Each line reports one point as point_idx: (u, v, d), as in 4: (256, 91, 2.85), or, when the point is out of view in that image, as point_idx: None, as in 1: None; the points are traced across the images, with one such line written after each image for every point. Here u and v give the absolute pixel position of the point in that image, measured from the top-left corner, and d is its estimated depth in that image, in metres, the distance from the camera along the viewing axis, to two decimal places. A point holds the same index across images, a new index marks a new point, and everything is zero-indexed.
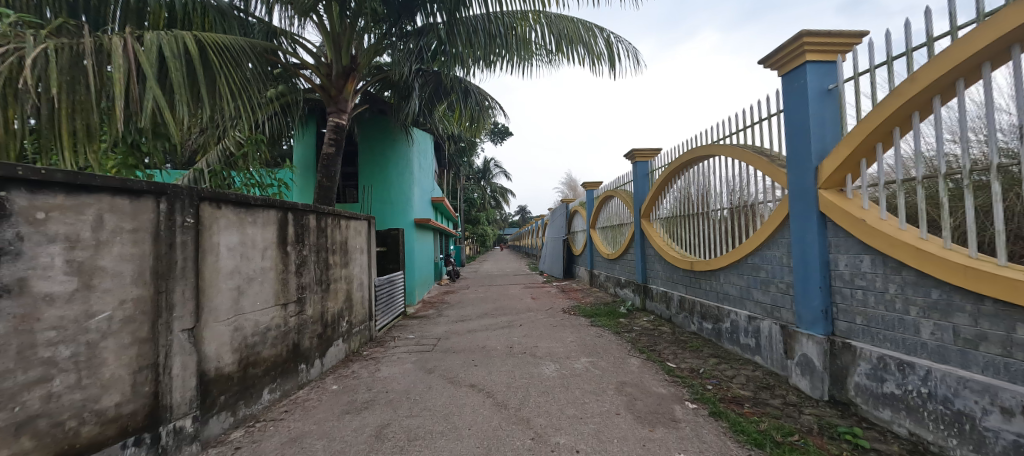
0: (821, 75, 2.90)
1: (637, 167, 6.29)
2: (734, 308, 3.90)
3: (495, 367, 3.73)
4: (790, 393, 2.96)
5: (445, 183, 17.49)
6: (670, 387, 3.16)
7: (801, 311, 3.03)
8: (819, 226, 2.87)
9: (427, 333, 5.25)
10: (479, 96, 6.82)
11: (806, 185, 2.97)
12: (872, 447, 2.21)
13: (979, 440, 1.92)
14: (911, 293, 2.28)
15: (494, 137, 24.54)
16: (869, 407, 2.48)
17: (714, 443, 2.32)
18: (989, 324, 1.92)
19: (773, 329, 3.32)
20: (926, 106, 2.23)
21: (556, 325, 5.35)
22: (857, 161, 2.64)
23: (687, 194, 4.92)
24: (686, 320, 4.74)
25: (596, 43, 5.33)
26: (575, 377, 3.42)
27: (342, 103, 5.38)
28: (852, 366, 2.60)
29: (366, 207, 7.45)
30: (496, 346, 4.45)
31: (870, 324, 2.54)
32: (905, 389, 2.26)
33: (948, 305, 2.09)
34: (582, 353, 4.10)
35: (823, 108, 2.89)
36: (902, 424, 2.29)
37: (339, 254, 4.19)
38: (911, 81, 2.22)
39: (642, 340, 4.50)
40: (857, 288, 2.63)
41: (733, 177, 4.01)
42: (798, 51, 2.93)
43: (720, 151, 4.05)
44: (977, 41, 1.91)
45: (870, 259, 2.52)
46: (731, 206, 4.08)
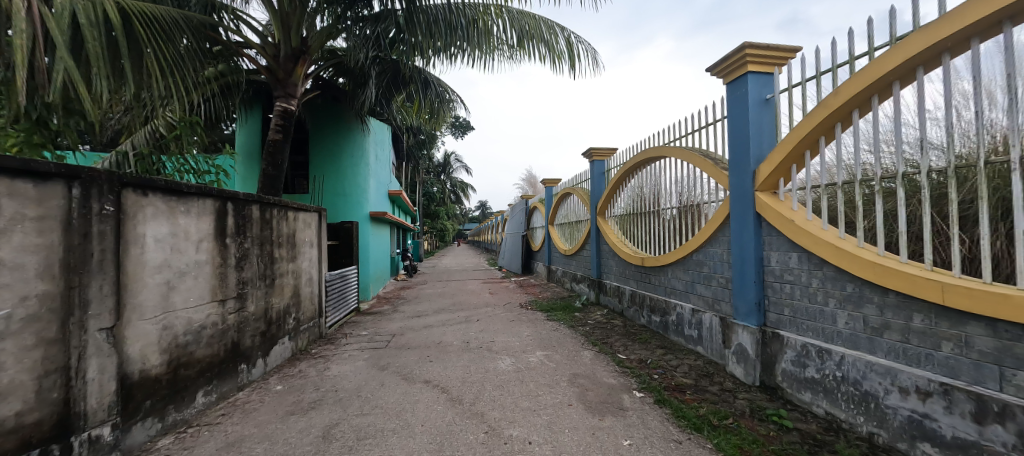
0: (761, 85, 3.12)
1: (594, 166, 6.45)
2: (680, 302, 4.12)
3: (451, 363, 3.70)
4: (727, 380, 3.19)
5: (404, 176, 17.01)
6: (620, 378, 3.30)
7: (737, 303, 3.26)
8: (755, 225, 3.09)
9: (382, 329, 5.10)
10: (440, 88, 6.71)
11: (745, 187, 3.19)
12: (794, 427, 2.44)
13: (882, 416, 2.18)
14: (830, 286, 2.53)
15: (455, 130, 24.26)
16: (793, 391, 2.73)
17: (659, 429, 2.46)
18: (892, 314, 2.17)
19: (713, 320, 3.54)
20: (847, 118, 2.48)
21: (513, 319, 5.41)
22: (788, 166, 2.87)
23: (640, 193, 5.13)
24: (636, 313, 4.96)
25: (557, 42, 5.38)
26: (530, 370, 3.47)
27: (292, 88, 5.11)
28: (780, 353, 2.85)
29: (318, 198, 7.08)
30: (452, 342, 4.41)
31: (795, 314, 2.78)
32: (823, 373, 2.51)
33: (860, 297, 2.34)
34: (538, 346, 4.16)
35: (761, 116, 3.11)
36: (820, 404, 2.55)
37: (286, 247, 3.96)
38: (835, 94, 2.46)
39: (595, 333, 4.65)
40: (786, 282, 2.87)
41: (683, 177, 4.21)
42: (740, 61, 3.13)
43: (671, 152, 4.24)
44: (888, 62, 2.15)
45: (797, 256, 2.76)
46: (680, 205, 4.29)
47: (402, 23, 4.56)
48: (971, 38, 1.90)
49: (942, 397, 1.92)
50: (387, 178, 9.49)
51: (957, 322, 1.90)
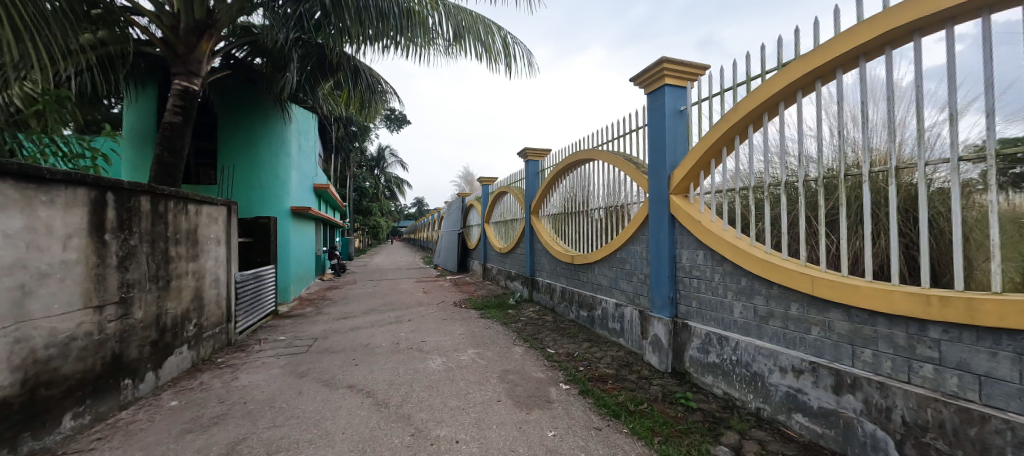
0: (676, 98, 3.41)
1: (528, 166, 6.58)
2: (605, 297, 4.36)
3: (378, 366, 3.55)
4: (644, 368, 3.45)
5: (332, 168, 15.95)
6: (548, 372, 3.41)
7: (654, 296, 3.53)
8: (669, 226, 3.37)
9: (302, 333, 4.74)
10: (371, 78, 6.40)
11: (661, 191, 3.46)
12: (698, 407, 2.73)
13: (766, 393, 2.52)
14: (728, 280, 2.84)
15: (390, 123, 23.29)
16: (698, 375, 3.04)
17: (581, 418, 2.60)
18: (776, 303, 2.50)
19: (633, 314, 3.80)
20: (744, 132, 2.81)
21: (446, 318, 5.34)
22: (697, 172, 3.18)
23: (571, 193, 5.33)
24: (566, 309, 5.17)
25: (493, 42, 5.38)
26: (461, 369, 3.45)
27: (194, 65, 4.54)
28: (688, 342, 3.15)
29: (229, 190, 6.38)
30: (380, 343, 4.24)
31: (701, 306, 3.09)
32: (722, 358, 2.82)
33: (751, 290, 2.67)
34: (470, 345, 4.16)
35: (675, 126, 3.40)
36: (719, 386, 2.87)
37: (185, 245, 3.51)
38: (735, 110, 2.78)
39: (527, 329, 4.76)
40: (694, 277, 3.17)
41: (610, 180, 4.46)
42: (659, 74, 3.39)
43: (599, 156, 4.47)
44: (777, 84, 2.48)
45: (703, 253, 3.06)
46: (607, 206, 4.54)
47: (329, 6, 4.32)
48: (836, 69, 2.25)
49: (811, 373, 2.26)
50: (311, 171, 8.82)
51: (822, 309, 2.25)
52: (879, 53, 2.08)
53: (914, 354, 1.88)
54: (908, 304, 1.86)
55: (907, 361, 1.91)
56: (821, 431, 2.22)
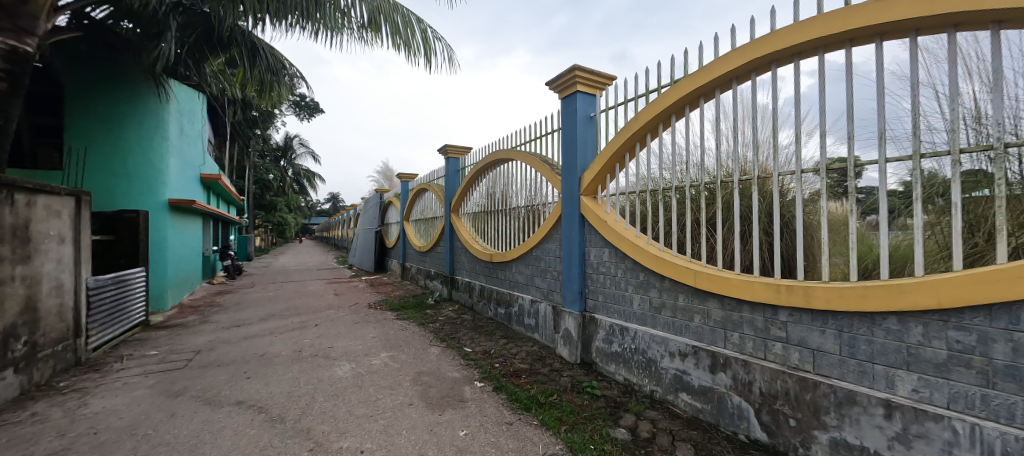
0: (586, 104, 3.62)
1: (449, 163, 6.49)
2: (521, 294, 4.47)
3: (275, 378, 3.21)
4: (555, 361, 3.60)
5: (226, 157, 14.06)
6: (463, 371, 3.39)
7: (565, 292, 3.70)
8: (579, 225, 3.56)
9: (180, 345, 4.10)
10: (273, 59, 5.78)
11: (572, 192, 3.64)
12: (601, 394, 2.94)
13: (658, 376, 2.79)
14: (629, 275, 3.10)
15: (300, 110, 21.30)
16: (602, 363, 3.27)
17: (493, 414, 2.63)
18: (667, 295, 2.79)
19: (547, 309, 3.96)
20: (643, 140, 3.10)
21: (358, 321, 5.03)
22: (603, 176, 3.41)
23: (492, 192, 5.37)
24: (484, 306, 5.20)
25: (413, 34, 5.17)
26: (370, 374, 3.28)
27: (26, 21, 3.62)
28: (595, 333, 3.37)
29: (77, 177, 5.23)
30: (279, 352, 3.85)
31: (606, 299, 3.31)
32: (623, 347, 3.07)
33: (647, 283, 2.94)
34: (383, 348, 3.97)
35: (585, 131, 3.60)
36: (620, 372, 3.11)
37: (11, 243, 2.81)
38: (636, 120, 3.04)
39: (444, 329, 4.69)
40: (600, 273, 3.39)
41: (528, 180, 4.57)
42: (571, 80, 3.56)
43: (517, 156, 4.56)
44: (669, 99, 2.78)
45: (608, 251, 3.29)
46: (524, 205, 4.65)
47: None
48: (715, 89, 2.60)
49: (693, 356, 2.56)
50: (197, 159, 7.67)
51: (702, 299, 2.56)
52: (747, 79, 2.44)
53: (769, 334, 2.23)
54: (765, 292, 2.20)
55: (763, 341, 2.25)
56: (700, 407, 2.52)
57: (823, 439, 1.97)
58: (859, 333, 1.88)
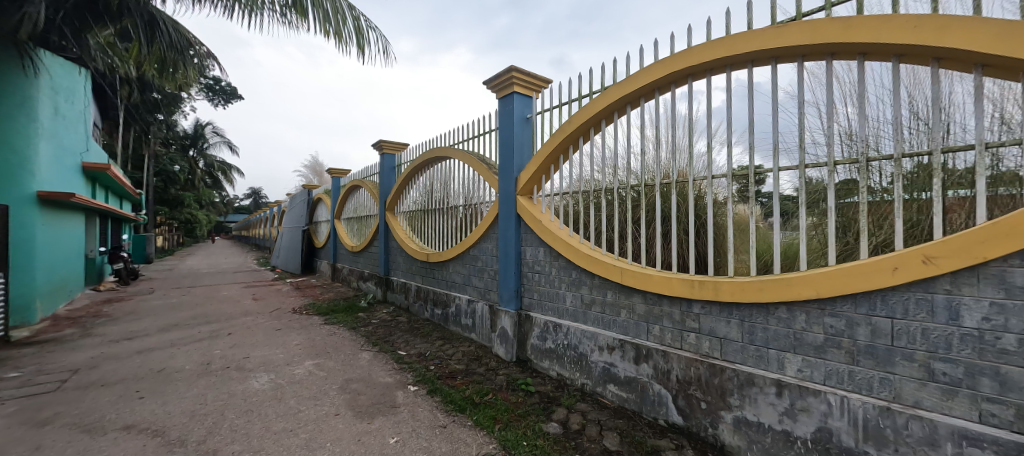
0: (523, 106, 3.67)
1: (383, 159, 6.22)
2: (458, 294, 4.42)
3: (175, 396, 2.84)
4: (492, 360, 3.62)
5: (118, 144, 12.17)
6: (395, 375, 3.27)
7: (501, 291, 3.73)
8: (515, 225, 3.60)
9: (52, 365, 3.48)
10: (177, 35, 5.09)
11: (509, 192, 3.68)
12: (535, 390, 3.00)
13: (588, 369, 2.92)
14: (562, 274, 3.19)
15: (214, 94, 19.11)
16: (537, 360, 3.34)
17: (426, 419, 2.57)
18: (597, 292, 2.92)
19: (484, 309, 3.95)
20: (576, 143, 3.22)
21: (280, 328, 4.64)
22: (539, 177, 3.49)
23: (429, 190, 5.25)
24: (421, 308, 5.07)
25: (345, 21, 4.88)
26: (292, 385, 3.04)
27: None
28: (530, 331, 3.43)
29: None
30: (183, 366, 3.42)
31: (541, 297, 3.39)
32: (557, 344, 3.16)
33: (579, 281, 3.05)
34: (308, 356, 3.70)
35: (522, 132, 3.64)
36: (553, 368, 3.20)
37: None
38: (569, 123, 3.15)
39: (378, 332, 4.50)
40: (535, 272, 3.46)
41: (466, 179, 4.52)
42: (508, 81, 3.58)
43: (455, 154, 4.49)
44: (600, 104, 2.92)
45: (543, 250, 3.37)
46: (462, 204, 4.59)
47: None
48: (640, 98, 2.78)
49: (620, 349, 2.71)
50: (79, 145, 6.56)
51: (628, 295, 2.72)
52: (667, 91, 2.63)
53: (685, 326, 2.42)
54: (681, 287, 2.39)
55: (680, 332, 2.45)
56: (625, 396, 2.68)
57: (728, 418, 2.19)
58: (757, 321, 2.12)
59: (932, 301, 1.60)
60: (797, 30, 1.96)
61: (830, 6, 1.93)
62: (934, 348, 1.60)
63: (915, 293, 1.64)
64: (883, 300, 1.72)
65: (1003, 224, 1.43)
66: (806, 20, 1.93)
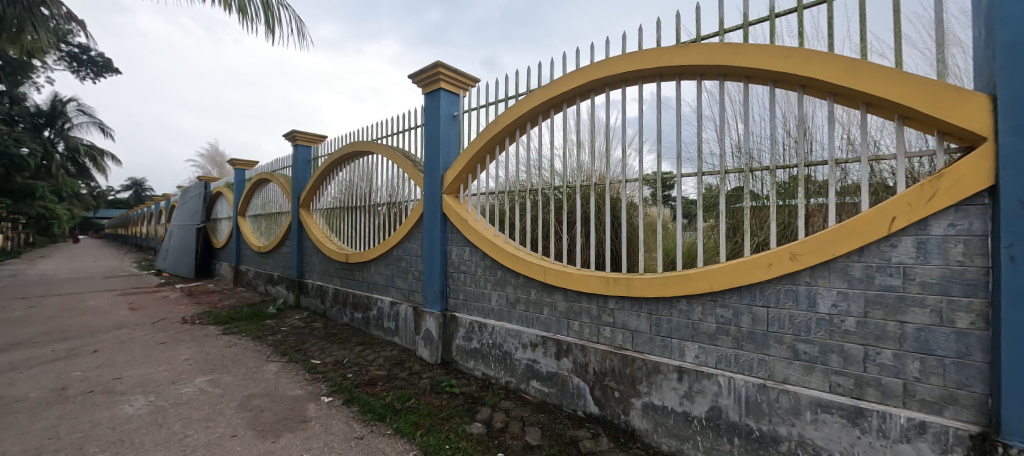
0: (449, 103, 3.60)
1: (297, 151, 5.70)
2: (380, 296, 4.21)
3: (13, 431, 2.31)
4: (415, 363, 3.50)
5: None
6: (307, 387, 3.01)
7: (426, 292, 3.62)
8: (441, 224, 3.52)
9: None
10: None
11: (435, 190, 3.58)
12: (460, 391, 2.97)
13: (512, 367, 2.96)
14: (488, 273, 3.20)
15: (81, 65, 15.97)
16: (462, 361, 3.31)
17: (340, 431, 2.40)
18: (521, 290, 2.97)
19: (408, 311, 3.81)
20: (502, 144, 3.24)
21: (166, 342, 4.02)
22: (465, 175, 3.45)
23: (350, 186, 4.93)
24: (339, 312, 4.74)
25: None
26: (179, 406, 2.64)
27: None
28: (455, 332, 3.39)
29: None
30: (27, 394, 2.80)
31: (466, 298, 3.36)
32: (482, 343, 3.16)
33: (504, 280, 3.08)
34: (200, 372, 3.25)
35: (449, 130, 3.58)
36: (478, 368, 3.19)
37: None
38: (496, 123, 3.16)
39: (288, 340, 4.12)
40: (461, 271, 3.42)
41: (390, 175, 4.32)
42: (435, 77, 3.50)
43: (378, 149, 4.26)
44: (525, 106, 2.97)
45: (469, 250, 3.34)
46: (386, 202, 4.38)
47: None
48: (563, 103, 2.88)
49: (542, 345, 2.79)
50: None
51: (550, 292, 2.81)
52: (588, 97, 2.77)
53: (601, 321, 2.56)
54: (598, 285, 2.53)
55: (597, 326, 2.58)
56: (547, 391, 2.76)
57: (638, 404, 2.36)
58: (663, 314, 2.31)
59: (797, 292, 1.89)
60: (697, 51, 2.18)
61: (722, 33, 2.18)
62: (798, 331, 1.88)
63: (785, 286, 1.92)
64: (761, 292, 1.99)
65: (847, 226, 1.73)
66: (704, 43, 2.16)
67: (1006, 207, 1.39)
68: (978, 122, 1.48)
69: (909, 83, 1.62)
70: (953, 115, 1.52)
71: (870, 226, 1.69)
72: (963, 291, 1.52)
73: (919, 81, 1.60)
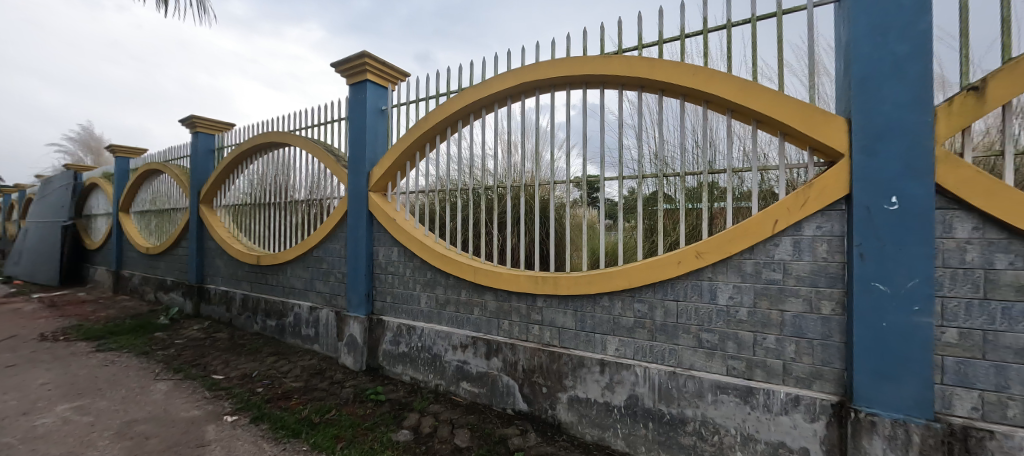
0: (376, 96, 3.43)
1: (198, 140, 5.04)
2: (298, 301, 3.88)
3: None
4: (337, 372, 3.28)
5: None
6: (206, 406, 2.67)
7: (350, 295, 3.41)
8: (367, 223, 3.34)
9: None
10: None
11: (360, 187, 3.39)
12: (386, 398, 2.84)
13: (442, 369, 2.91)
14: (417, 275, 3.10)
15: None
16: (389, 366, 3.17)
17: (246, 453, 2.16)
18: (451, 291, 2.93)
19: (329, 316, 3.56)
20: (433, 141, 3.16)
21: (15, 364, 3.31)
22: (394, 173, 3.31)
23: (263, 180, 4.47)
24: (249, 320, 4.28)
25: None
26: (30, 442, 2.19)
27: None
28: (381, 336, 3.23)
29: None
30: None
31: (394, 300, 3.22)
32: (410, 347, 3.06)
33: (434, 281, 3.01)
34: (63, 398, 2.72)
35: (376, 124, 3.41)
36: (407, 373, 3.09)
37: None
38: (426, 120, 3.06)
39: (184, 355, 3.62)
40: (388, 273, 3.27)
41: (310, 171, 4.00)
42: (360, 67, 3.30)
43: (296, 142, 3.92)
44: (456, 104, 2.92)
45: (397, 250, 3.21)
46: (306, 199, 4.05)
47: None
48: (494, 104, 2.89)
49: (472, 346, 2.78)
50: None
51: (480, 292, 2.80)
52: (519, 99, 2.82)
53: (530, 319, 2.62)
54: (527, 284, 2.58)
55: (526, 325, 2.63)
56: (477, 392, 2.76)
57: (564, 398, 2.45)
58: (587, 310, 2.42)
59: (701, 286, 2.09)
60: (618, 63, 2.32)
61: (641, 47, 2.34)
62: (702, 322, 2.09)
63: (691, 281, 2.12)
64: (671, 287, 2.17)
65: (740, 228, 1.96)
66: (625, 56, 2.30)
67: (858, 212, 1.68)
68: (838, 141, 1.76)
69: (788, 104, 1.87)
70: (821, 134, 1.79)
71: (758, 228, 1.92)
72: (827, 282, 1.80)
73: (796, 103, 1.85)
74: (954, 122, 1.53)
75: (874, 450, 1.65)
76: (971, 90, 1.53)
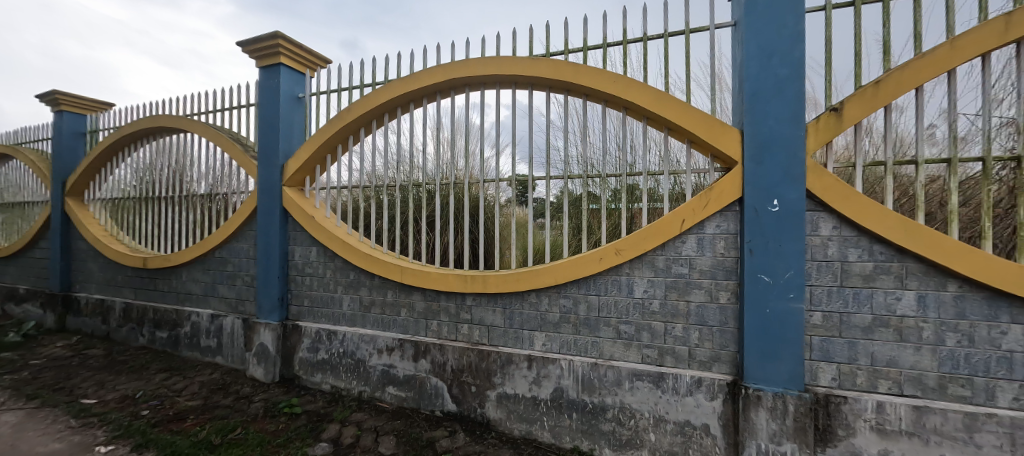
0: (292, 82, 3.15)
1: (62, 120, 4.22)
2: (196, 308, 3.43)
3: None
4: (244, 385, 2.96)
5: None
6: (73, 437, 2.26)
7: (261, 300, 3.10)
8: (281, 221, 3.05)
9: None
10: None
11: (272, 181, 3.08)
12: (302, 410, 2.63)
13: (366, 375, 2.77)
14: (339, 276, 2.91)
15: None
16: (307, 375, 2.94)
17: None
18: (377, 292, 2.79)
19: (235, 324, 3.21)
20: (357, 134, 2.99)
21: None
22: (313, 166, 3.08)
23: (152, 171, 3.89)
24: (133, 333, 3.70)
25: None
26: None
27: None
28: (298, 343, 2.99)
29: None
30: None
31: (313, 304, 2.99)
32: (331, 353, 2.86)
33: (357, 282, 2.85)
34: None
35: (291, 113, 3.13)
36: (326, 381, 2.88)
37: None
38: (349, 110, 2.87)
39: (42, 378, 3.02)
40: (306, 275, 3.03)
41: (211, 163, 3.56)
42: (273, 49, 3.01)
43: (194, 128, 3.46)
44: (382, 96, 2.78)
45: (316, 250, 2.98)
46: (206, 194, 3.59)
47: None
48: (424, 98, 2.83)
49: (399, 348, 2.68)
50: None
51: (408, 293, 2.71)
52: (449, 96, 2.78)
53: (459, 318, 2.59)
54: (456, 283, 2.54)
55: (455, 324, 2.60)
56: (404, 395, 2.66)
57: (493, 395, 2.46)
58: (516, 308, 2.46)
59: (619, 282, 2.23)
60: (546, 65, 2.38)
61: (567, 52, 2.43)
62: (621, 315, 2.22)
63: (610, 277, 2.25)
64: (593, 283, 2.29)
65: (652, 227, 2.11)
66: (552, 59, 2.36)
67: (748, 213, 1.90)
68: (733, 150, 1.97)
69: (694, 115, 2.05)
70: (720, 143, 2.00)
71: (668, 227, 2.09)
72: (724, 275, 2.02)
73: (700, 114, 2.04)
74: (820, 136, 1.81)
75: (760, 422, 1.88)
76: (832, 110, 1.81)
